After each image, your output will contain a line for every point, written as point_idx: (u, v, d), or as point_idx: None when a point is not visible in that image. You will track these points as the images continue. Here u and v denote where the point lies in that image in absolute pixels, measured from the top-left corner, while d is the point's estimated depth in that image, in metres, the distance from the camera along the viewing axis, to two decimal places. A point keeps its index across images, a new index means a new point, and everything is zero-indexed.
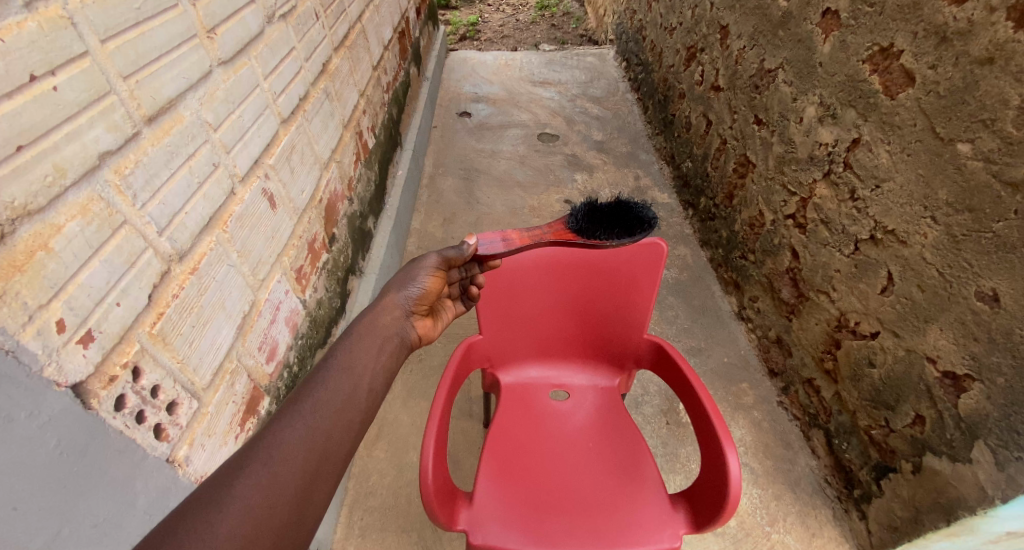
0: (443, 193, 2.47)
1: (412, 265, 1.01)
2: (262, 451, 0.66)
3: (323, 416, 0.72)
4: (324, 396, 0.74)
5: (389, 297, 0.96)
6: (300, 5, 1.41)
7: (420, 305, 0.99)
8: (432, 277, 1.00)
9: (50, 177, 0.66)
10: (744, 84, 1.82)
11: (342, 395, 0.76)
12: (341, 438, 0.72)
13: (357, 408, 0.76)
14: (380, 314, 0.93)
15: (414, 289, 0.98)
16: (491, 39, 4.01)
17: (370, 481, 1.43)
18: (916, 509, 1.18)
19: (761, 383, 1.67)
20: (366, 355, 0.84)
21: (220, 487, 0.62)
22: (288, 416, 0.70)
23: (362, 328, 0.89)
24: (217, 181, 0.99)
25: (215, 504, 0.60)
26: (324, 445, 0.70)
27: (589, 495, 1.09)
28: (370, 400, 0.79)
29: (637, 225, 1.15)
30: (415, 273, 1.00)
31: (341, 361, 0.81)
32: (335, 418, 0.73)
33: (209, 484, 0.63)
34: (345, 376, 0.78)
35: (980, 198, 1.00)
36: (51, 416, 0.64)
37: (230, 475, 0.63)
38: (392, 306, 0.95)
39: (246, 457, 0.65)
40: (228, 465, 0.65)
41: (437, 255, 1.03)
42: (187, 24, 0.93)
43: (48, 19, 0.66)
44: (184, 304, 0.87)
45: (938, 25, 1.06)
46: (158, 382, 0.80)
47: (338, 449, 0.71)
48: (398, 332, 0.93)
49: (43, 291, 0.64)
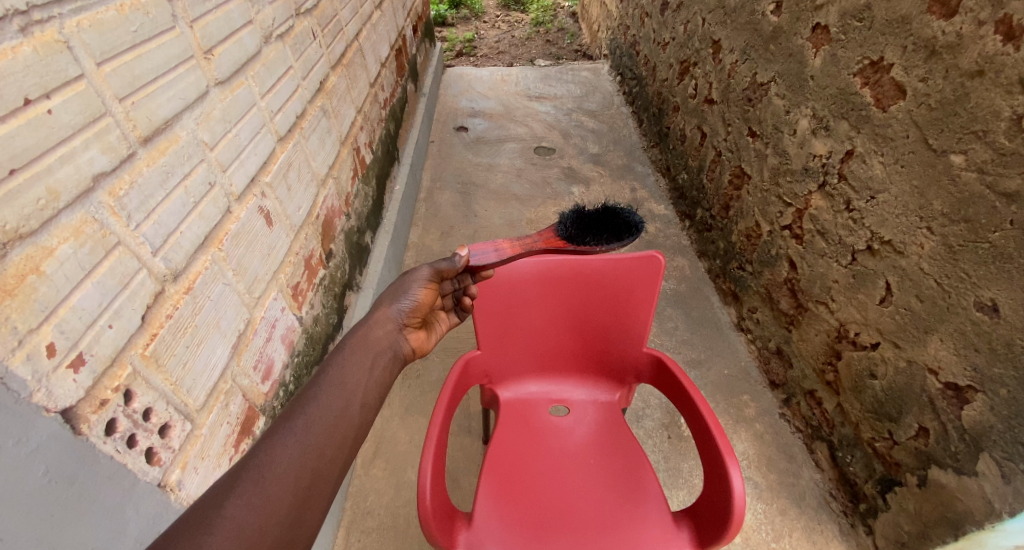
0: (440, 207, 2.47)
1: (405, 277, 1.01)
2: (253, 470, 0.65)
3: (316, 433, 0.71)
4: (317, 412, 0.73)
5: (382, 311, 0.95)
6: (298, 25, 1.42)
7: (413, 318, 0.98)
8: (424, 288, 0.99)
9: (43, 200, 0.65)
10: (737, 97, 1.83)
11: (335, 410, 0.75)
12: (334, 454, 0.71)
13: (350, 423, 0.75)
14: (374, 327, 0.92)
15: (407, 301, 0.97)
16: (487, 55, 4.06)
17: (368, 501, 1.40)
18: (923, 524, 1.17)
19: (762, 395, 1.66)
20: (359, 370, 0.82)
21: (211, 506, 0.61)
22: (281, 434, 0.69)
23: (356, 341, 0.88)
24: (213, 201, 0.98)
25: (205, 525, 0.59)
26: (316, 462, 0.69)
27: (591, 514, 1.08)
28: (364, 415, 0.78)
29: (620, 234, 1.14)
30: (408, 285, 0.99)
31: (332, 376, 0.79)
32: (328, 434, 0.72)
33: (199, 505, 0.62)
34: (338, 391, 0.77)
35: (975, 208, 1.01)
36: (39, 443, 0.62)
37: (221, 495, 0.62)
38: (385, 319, 0.94)
39: (238, 476, 0.64)
40: (218, 485, 0.64)
41: (428, 267, 1.02)
42: (183, 45, 0.93)
43: (44, 43, 0.66)
44: (178, 324, 0.86)
45: (927, 38, 1.07)
46: (150, 404, 0.79)
47: (331, 467, 0.70)
48: (392, 345, 0.92)
49: (34, 314, 0.63)
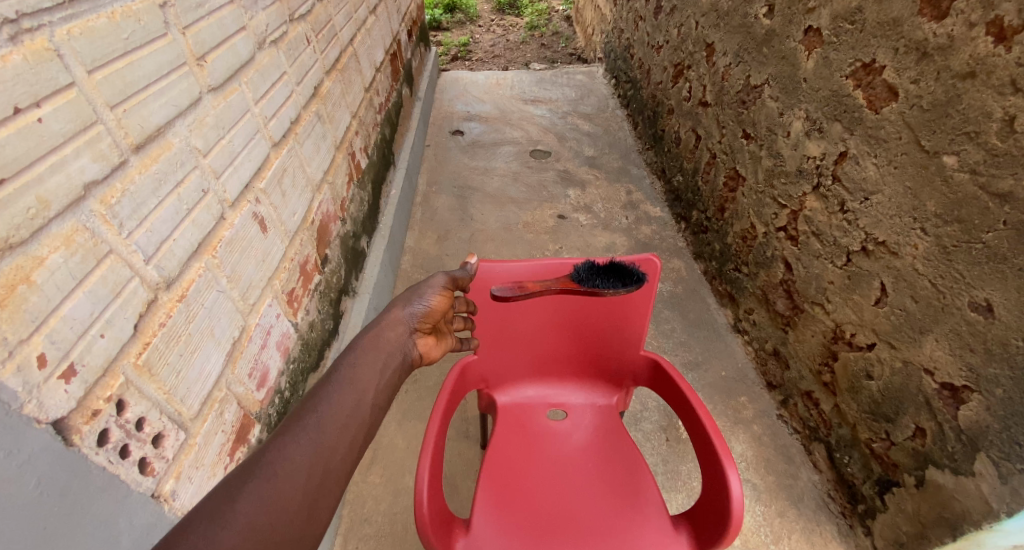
0: (436, 211, 2.46)
1: (421, 283, 1.01)
2: (264, 468, 0.65)
3: (327, 432, 0.71)
4: (328, 411, 0.73)
5: (395, 312, 0.95)
6: (292, 31, 1.42)
7: (424, 323, 0.98)
8: (439, 295, 1.00)
9: (33, 209, 0.65)
10: (731, 99, 1.84)
11: (346, 409, 0.75)
12: (344, 454, 0.71)
13: (362, 422, 0.75)
14: (385, 329, 0.92)
15: (420, 305, 0.97)
16: (482, 59, 4.07)
17: (365, 508, 1.39)
18: (922, 525, 1.17)
19: (760, 396, 1.66)
20: (371, 369, 0.82)
21: (223, 501, 0.62)
22: (292, 433, 0.69)
23: (368, 342, 0.87)
24: (207, 208, 0.98)
25: (215, 518, 0.61)
26: (326, 461, 0.69)
27: (590, 518, 1.07)
28: (376, 415, 0.78)
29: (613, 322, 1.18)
30: (423, 290, 0.99)
31: (345, 376, 0.79)
32: (339, 434, 0.72)
33: (213, 498, 0.63)
34: (350, 389, 0.77)
35: (968, 209, 1.01)
36: (30, 455, 0.62)
37: (232, 490, 0.63)
38: (396, 321, 0.94)
39: (249, 473, 0.65)
40: (232, 477, 0.65)
41: (444, 275, 1.03)
42: (176, 52, 0.92)
43: (34, 51, 0.66)
44: (172, 332, 0.85)
45: (918, 41, 1.08)
46: (143, 414, 0.78)
47: (341, 468, 0.70)
48: (401, 348, 0.92)
49: (24, 325, 0.63)
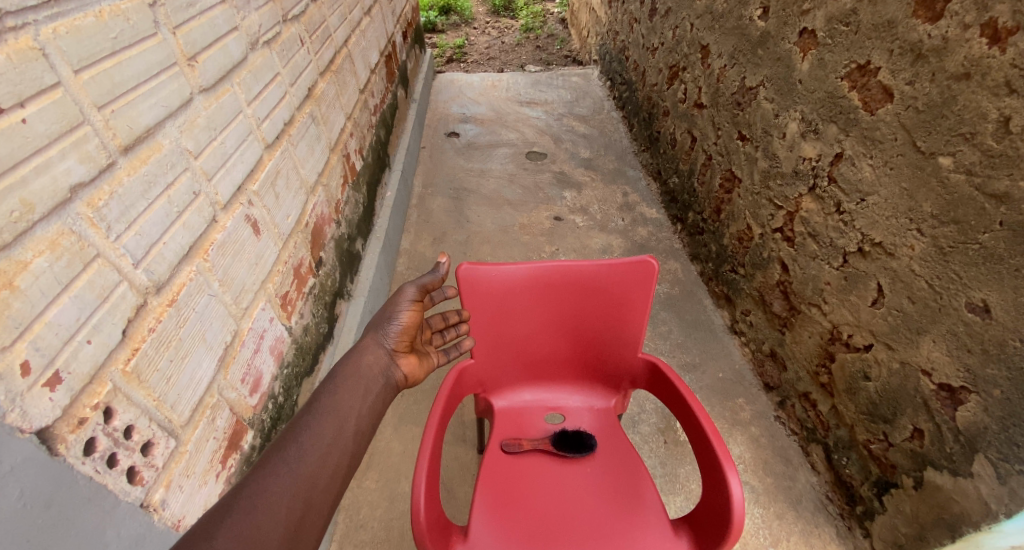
0: (432, 213, 2.45)
1: (392, 301, 1.05)
2: (245, 500, 0.70)
3: (308, 462, 0.77)
4: (309, 442, 0.79)
5: (370, 337, 1.01)
6: (285, 32, 1.40)
7: (401, 342, 1.03)
8: (409, 310, 1.04)
9: (17, 212, 0.63)
10: (726, 101, 1.84)
11: (327, 438, 0.81)
12: (327, 484, 0.77)
13: (344, 450, 0.82)
14: (364, 354, 0.97)
15: (393, 325, 1.03)
16: (478, 61, 4.06)
17: (361, 514, 1.38)
18: (920, 526, 1.16)
19: (757, 398, 1.65)
20: (352, 398, 0.89)
21: (202, 537, 0.66)
22: (273, 465, 0.75)
23: (349, 370, 0.94)
24: (198, 210, 0.96)
25: None
26: (308, 492, 0.75)
27: (589, 524, 1.06)
28: (357, 442, 0.84)
29: (583, 441, 1.21)
30: (393, 309, 1.04)
31: (326, 404, 0.86)
32: (320, 463, 0.78)
33: (190, 535, 0.67)
34: (331, 418, 0.84)
35: (964, 210, 1.01)
36: (13, 466, 0.60)
37: (212, 526, 0.67)
38: (375, 346, 1.00)
39: (228, 507, 0.69)
40: (210, 515, 0.69)
41: (413, 286, 1.06)
42: (166, 52, 0.91)
43: (18, 50, 0.64)
44: (162, 338, 0.84)
45: (913, 42, 1.08)
46: (131, 421, 0.76)
47: (323, 497, 0.76)
48: (383, 372, 0.98)
49: (7, 332, 0.61)
